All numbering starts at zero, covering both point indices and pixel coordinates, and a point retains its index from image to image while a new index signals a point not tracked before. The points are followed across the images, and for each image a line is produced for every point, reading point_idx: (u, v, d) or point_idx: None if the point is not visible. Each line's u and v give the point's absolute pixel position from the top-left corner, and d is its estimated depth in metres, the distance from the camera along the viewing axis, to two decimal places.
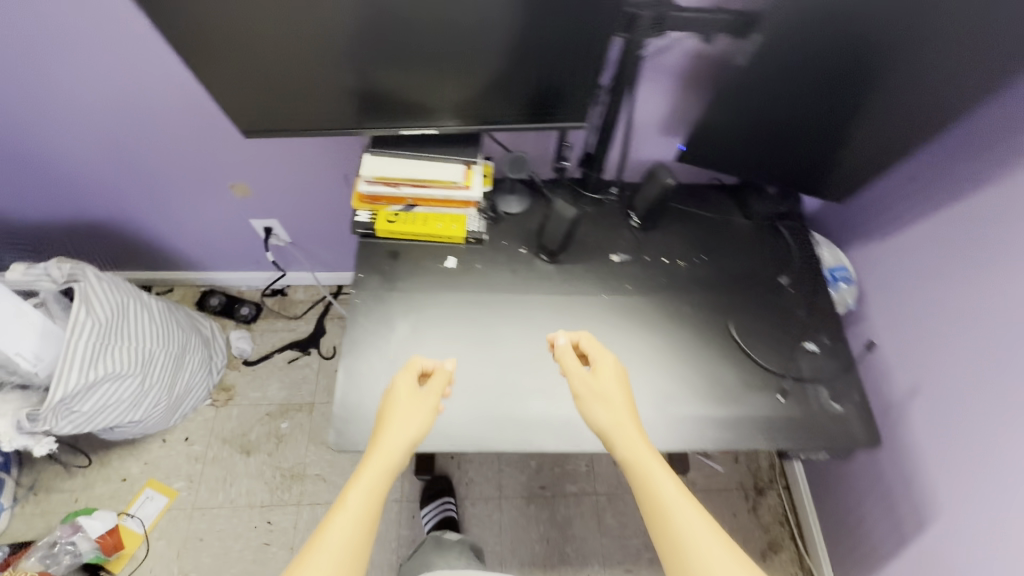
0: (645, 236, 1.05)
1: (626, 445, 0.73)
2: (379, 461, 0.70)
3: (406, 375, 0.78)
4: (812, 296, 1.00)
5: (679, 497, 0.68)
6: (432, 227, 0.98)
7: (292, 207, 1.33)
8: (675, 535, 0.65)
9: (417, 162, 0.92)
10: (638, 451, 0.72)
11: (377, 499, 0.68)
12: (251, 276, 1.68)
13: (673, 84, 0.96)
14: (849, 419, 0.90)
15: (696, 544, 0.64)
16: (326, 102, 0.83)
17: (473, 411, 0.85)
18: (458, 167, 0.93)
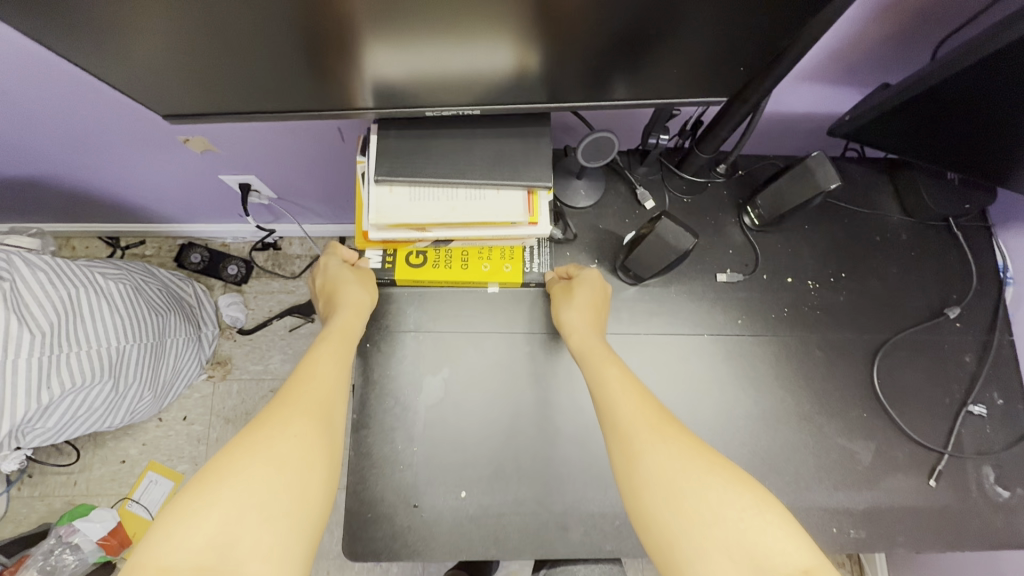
0: (763, 243, 0.75)
1: (573, 328, 0.64)
2: (336, 332, 0.64)
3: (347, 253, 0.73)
4: (989, 335, 0.73)
5: (629, 387, 0.57)
6: (476, 271, 0.70)
7: (271, 161, 1.03)
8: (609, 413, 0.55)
9: (450, 190, 0.65)
10: (582, 332, 0.64)
11: (331, 363, 0.61)
12: (236, 229, 1.40)
13: (864, 20, 0.60)
14: (1018, 509, 0.68)
15: (627, 415, 0.54)
16: (303, 48, 0.51)
17: (530, 507, 0.64)
18: (517, 196, 0.65)
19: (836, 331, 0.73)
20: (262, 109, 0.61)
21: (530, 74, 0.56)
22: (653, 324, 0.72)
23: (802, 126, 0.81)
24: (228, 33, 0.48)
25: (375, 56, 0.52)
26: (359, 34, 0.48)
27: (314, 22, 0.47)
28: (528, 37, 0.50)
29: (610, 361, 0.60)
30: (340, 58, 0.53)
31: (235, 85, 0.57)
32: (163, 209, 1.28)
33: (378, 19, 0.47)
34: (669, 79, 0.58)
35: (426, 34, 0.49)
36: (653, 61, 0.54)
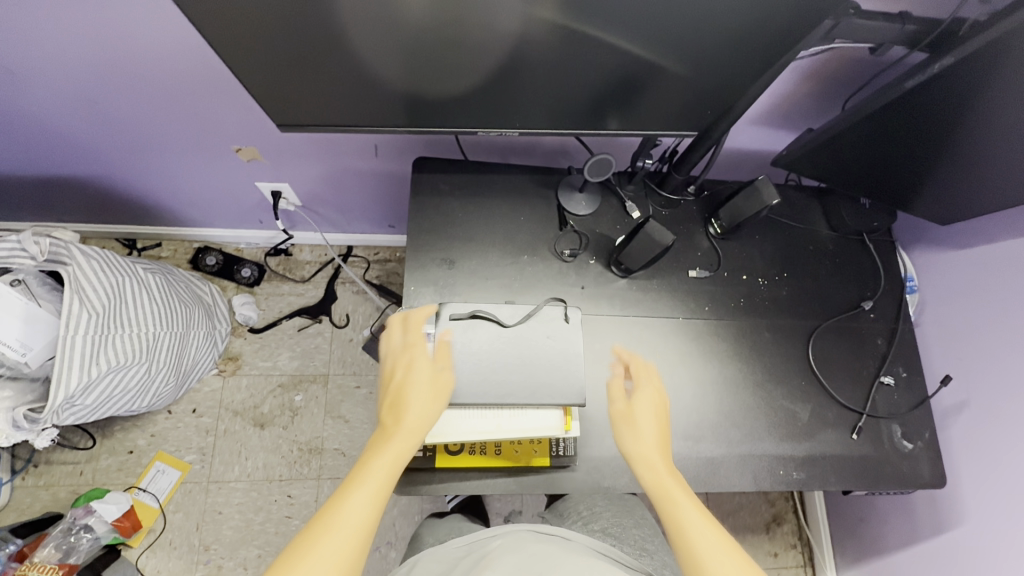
0: (724, 247, 0.94)
1: (636, 453, 0.66)
2: (390, 448, 0.63)
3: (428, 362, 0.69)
4: (894, 323, 0.94)
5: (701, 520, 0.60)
6: (509, 456, 0.79)
7: (307, 172, 1.18)
8: (694, 558, 0.58)
9: (497, 410, 0.75)
10: (650, 461, 0.65)
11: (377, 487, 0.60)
12: (252, 234, 1.52)
13: (797, 82, 0.82)
14: (919, 458, 0.88)
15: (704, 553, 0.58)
16: (388, 68, 0.69)
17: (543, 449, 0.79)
18: (553, 411, 0.76)
19: (780, 317, 0.92)
20: (346, 116, 0.78)
21: (556, 98, 0.76)
22: (640, 309, 0.89)
23: (752, 158, 1.03)
24: (345, 51, 0.65)
25: (446, 75, 0.70)
26: (444, 61, 0.67)
27: (416, 48, 0.65)
28: (562, 65, 0.69)
29: (680, 494, 0.63)
30: (421, 75, 0.70)
31: (330, 96, 0.74)
32: (189, 212, 1.39)
33: (461, 49, 0.66)
34: (652, 111, 0.78)
35: (487, 60, 0.68)
36: (647, 96, 0.75)
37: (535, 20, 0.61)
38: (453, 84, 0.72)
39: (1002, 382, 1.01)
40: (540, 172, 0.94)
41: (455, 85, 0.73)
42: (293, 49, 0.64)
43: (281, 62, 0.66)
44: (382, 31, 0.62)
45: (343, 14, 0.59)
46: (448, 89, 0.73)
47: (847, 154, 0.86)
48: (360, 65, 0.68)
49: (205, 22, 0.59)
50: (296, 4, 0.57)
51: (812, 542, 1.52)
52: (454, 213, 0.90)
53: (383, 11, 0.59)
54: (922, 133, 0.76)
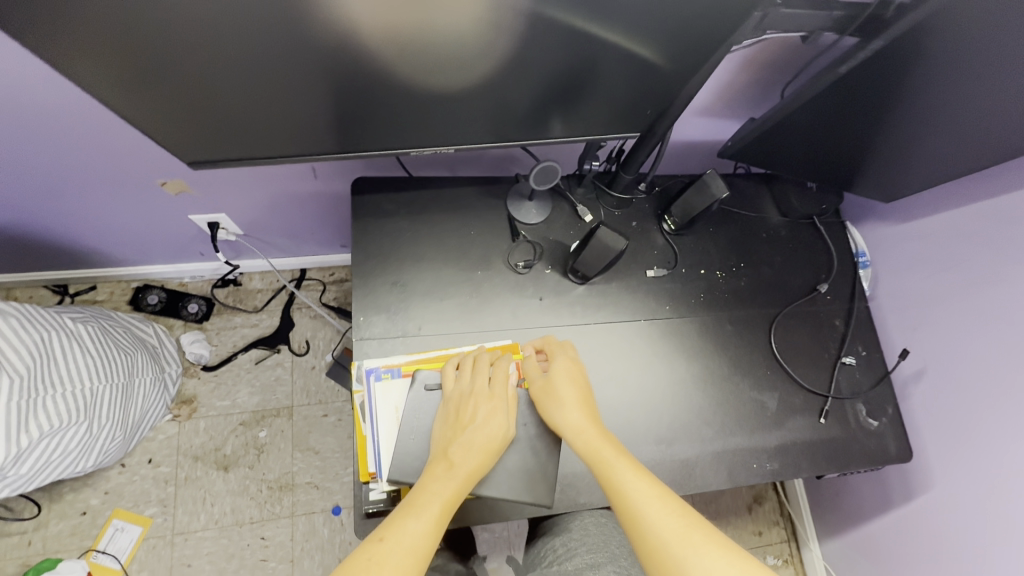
0: (679, 243, 0.93)
1: (568, 424, 0.67)
2: (452, 479, 0.59)
3: (502, 413, 0.64)
4: (850, 302, 0.95)
5: (643, 486, 0.59)
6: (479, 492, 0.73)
7: (243, 199, 1.11)
8: (646, 530, 0.56)
9: None
10: (585, 433, 0.65)
11: (435, 516, 0.55)
12: (195, 266, 1.43)
13: (735, 74, 0.82)
14: (885, 434, 0.89)
15: (654, 516, 0.56)
16: (302, 91, 0.64)
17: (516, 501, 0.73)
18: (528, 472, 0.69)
19: (740, 308, 0.92)
20: (271, 148, 0.74)
21: (492, 109, 0.73)
22: (600, 315, 0.87)
23: (700, 149, 1.02)
24: (257, 83, 0.61)
25: (369, 93, 0.66)
26: (366, 82, 0.64)
27: (335, 71, 0.61)
28: (493, 72, 0.65)
29: (622, 460, 0.62)
30: (344, 95, 0.66)
31: (249, 130, 0.69)
32: (122, 252, 1.30)
33: (382, 69, 0.62)
34: (592, 112, 0.76)
35: (409, 74, 0.64)
36: (584, 99, 0.73)
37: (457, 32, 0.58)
38: (380, 103, 0.68)
39: (954, 348, 1.05)
40: (487, 182, 0.91)
41: (384, 104, 0.69)
42: (200, 81, 0.59)
43: (186, 98, 0.61)
44: (291, 58, 0.58)
45: (247, 43, 0.55)
46: (377, 111, 0.70)
47: (791, 141, 0.86)
48: (277, 91, 0.63)
49: (85, 62, 0.53)
50: (191, 36, 0.52)
51: (793, 517, 1.55)
52: (400, 233, 0.85)
53: (289, 35, 0.55)
54: (859, 116, 0.76)
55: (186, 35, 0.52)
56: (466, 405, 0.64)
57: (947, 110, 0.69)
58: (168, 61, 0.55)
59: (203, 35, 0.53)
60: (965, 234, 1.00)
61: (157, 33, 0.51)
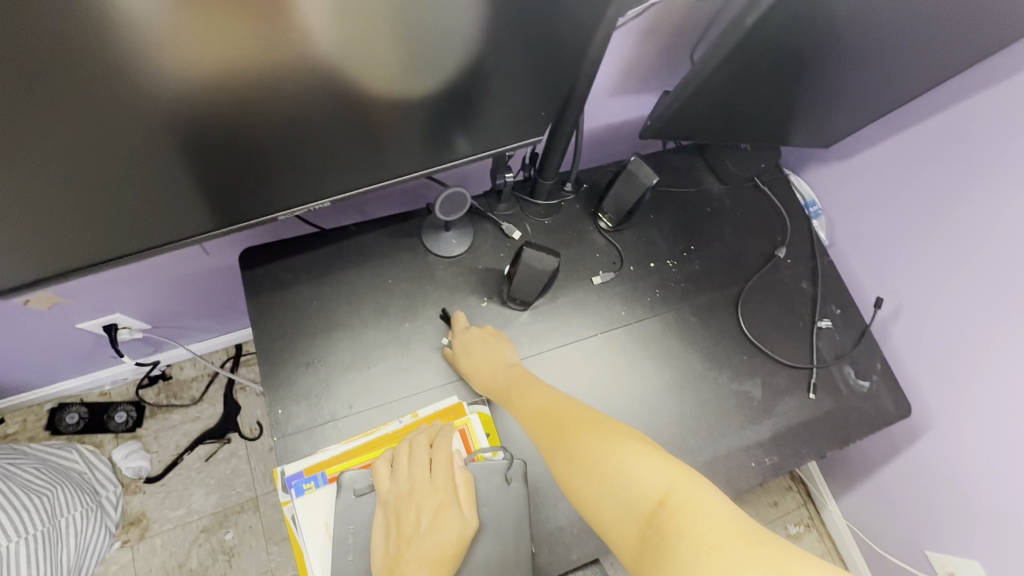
0: (621, 239, 0.85)
1: (484, 374, 0.68)
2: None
3: (450, 509, 0.54)
4: (812, 261, 0.89)
5: (532, 402, 0.62)
6: None
7: (133, 292, 0.97)
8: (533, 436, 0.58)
9: None
10: (493, 379, 0.67)
11: None
12: (113, 372, 1.27)
13: (635, 44, 0.74)
14: (879, 393, 0.83)
15: (538, 428, 0.58)
16: (136, 167, 0.52)
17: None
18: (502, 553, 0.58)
19: (701, 296, 0.84)
20: (107, 245, 0.59)
21: (385, 140, 0.63)
22: (553, 340, 0.78)
23: (623, 133, 0.94)
24: (50, 152, 0.46)
25: (227, 152, 0.55)
26: (206, 125, 0.51)
27: (162, 121, 0.48)
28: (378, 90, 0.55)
29: (518, 390, 0.64)
30: (195, 160, 0.54)
31: (83, 228, 0.55)
32: (17, 377, 1.14)
33: (222, 102, 0.49)
34: (495, 118, 0.67)
35: (274, 116, 0.53)
36: (484, 107, 0.64)
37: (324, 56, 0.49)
38: (244, 160, 0.57)
39: (928, 277, 0.99)
40: (396, 221, 0.80)
41: (248, 162, 0.57)
42: None
43: None
44: (87, 107, 0.44)
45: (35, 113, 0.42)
46: (246, 170, 0.58)
47: (713, 106, 0.78)
48: (100, 176, 0.51)
49: None
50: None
51: (805, 478, 1.49)
52: (307, 302, 0.74)
53: (77, 69, 0.41)
54: (780, 62, 0.69)
55: None
56: (408, 508, 0.54)
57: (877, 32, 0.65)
58: None
59: None
60: (914, 159, 0.94)
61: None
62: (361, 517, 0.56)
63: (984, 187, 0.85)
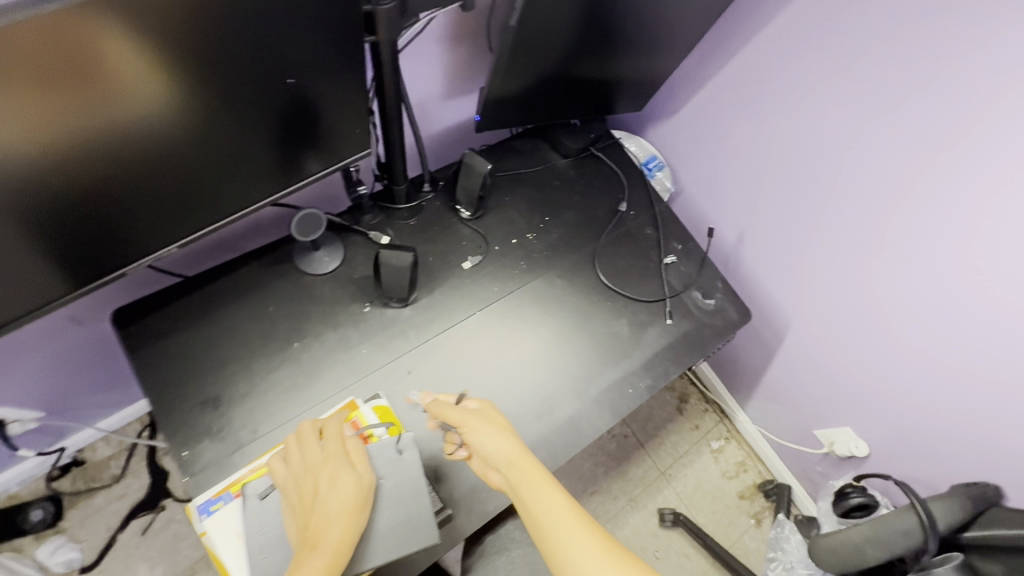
0: (482, 224, 0.94)
1: (498, 454, 0.65)
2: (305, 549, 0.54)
3: (346, 468, 0.60)
4: (651, 208, 1.03)
5: (562, 505, 0.61)
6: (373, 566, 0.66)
7: (13, 381, 0.94)
8: (553, 543, 0.59)
9: None
10: (512, 460, 0.64)
11: None
12: (17, 471, 1.21)
13: (443, 51, 0.83)
14: (724, 306, 0.97)
15: (568, 544, 0.58)
16: None
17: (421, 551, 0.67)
18: None
19: (562, 259, 0.95)
20: None
21: (223, 173, 0.68)
22: (437, 326, 0.85)
23: (468, 130, 1.03)
24: None
25: (67, 208, 0.58)
26: (43, 194, 0.55)
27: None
28: (198, 122, 0.61)
29: (547, 483, 0.63)
30: (35, 223, 0.57)
31: None
32: None
33: (55, 170, 0.54)
34: (326, 135, 0.74)
35: (103, 163, 0.57)
36: (311, 125, 0.71)
37: (133, 95, 0.54)
38: (87, 213, 0.60)
39: (755, 205, 1.10)
40: (265, 252, 0.84)
41: (94, 213, 0.61)
42: None
43: None
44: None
45: None
46: (92, 222, 0.61)
47: (526, 93, 0.89)
48: None
49: None
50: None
51: (718, 399, 1.58)
52: (191, 345, 0.77)
53: None
54: (560, 44, 0.81)
55: None
56: (308, 484, 0.59)
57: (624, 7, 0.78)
58: None
59: None
60: None
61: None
62: (272, 516, 0.61)
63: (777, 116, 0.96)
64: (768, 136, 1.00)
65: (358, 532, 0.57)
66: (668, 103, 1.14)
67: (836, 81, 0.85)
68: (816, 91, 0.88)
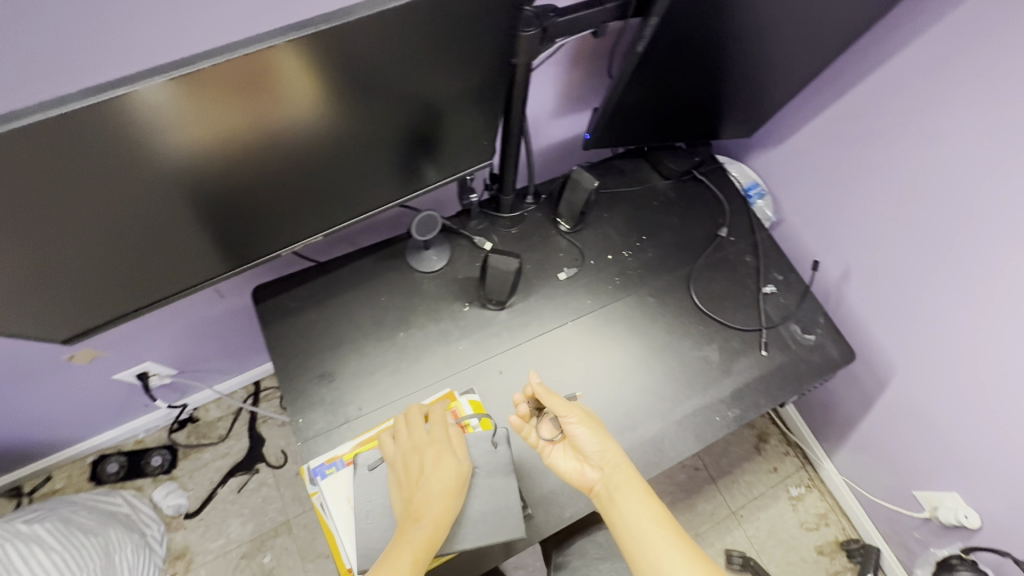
0: (580, 238, 0.97)
1: (599, 455, 0.69)
2: (410, 520, 0.61)
3: (448, 454, 0.66)
4: (752, 236, 1.01)
5: (654, 511, 0.66)
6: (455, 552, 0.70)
7: (160, 340, 1.09)
8: (641, 541, 0.64)
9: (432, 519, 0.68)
10: (611, 462, 0.69)
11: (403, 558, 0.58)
12: (147, 419, 1.39)
13: (563, 72, 0.88)
14: (825, 343, 0.93)
15: (656, 544, 0.64)
16: (171, 225, 0.65)
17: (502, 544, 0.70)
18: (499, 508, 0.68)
19: (656, 279, 0.95)
20: (146, 292, 0.71)
21: (361, 179, 0.76)
22: (530, 331, 0.89)
23: (573, 146, 1.07)
24: (103, 216, 0.58)
25: (239, 201, 0.68)
26: (216, 189, 0.64)
27: (188, 184, 0.61)
28: (350, 137, 0.68)
29: (642, 489, 0.67)
30: (214, 213, 0.67)
31: (127, 279, 0.68)
32: (63, 433, 1.26)
33: (228, 170, 0.63)
34: (451, 149, 0.80)
35: (272, 167, 0.66)
36: (440, 141, 0.77)
37: (305, 114, 0.62)
38: (252, 207, 0.70)
39: (867, 242, 1.04)
40: (381, 247, 0.92)
41: (258, 207, 0.70)
42: (60, 250, 0.59)
43: (46, 275, 0.61)
44: (124, 187, 0.57)
45: (99, 190, 0.56)
46: (255, 215, 0.71)
47: (637, 115, 0.91)
48: (145, 234, 0.64)
49: None
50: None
51: (801, 443, 1.49)
52: (313, 324, 0.86)
53: (122, 153, 0.54)
54: (682, 69, 0.83)
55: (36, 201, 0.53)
56: (413, 462, 0.66)
57: (748, 36, 0.78)
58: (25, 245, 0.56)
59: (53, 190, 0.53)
60: None
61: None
62: (378, 486, 0.68)
63: (901, 156, 0.91)
64: (888, 175, 0.94)
65: (454, 512, 0.63)
66: (776, 131, 1.11)
67: (979, 123, 0.79)
68: (952, 133, 0.82)
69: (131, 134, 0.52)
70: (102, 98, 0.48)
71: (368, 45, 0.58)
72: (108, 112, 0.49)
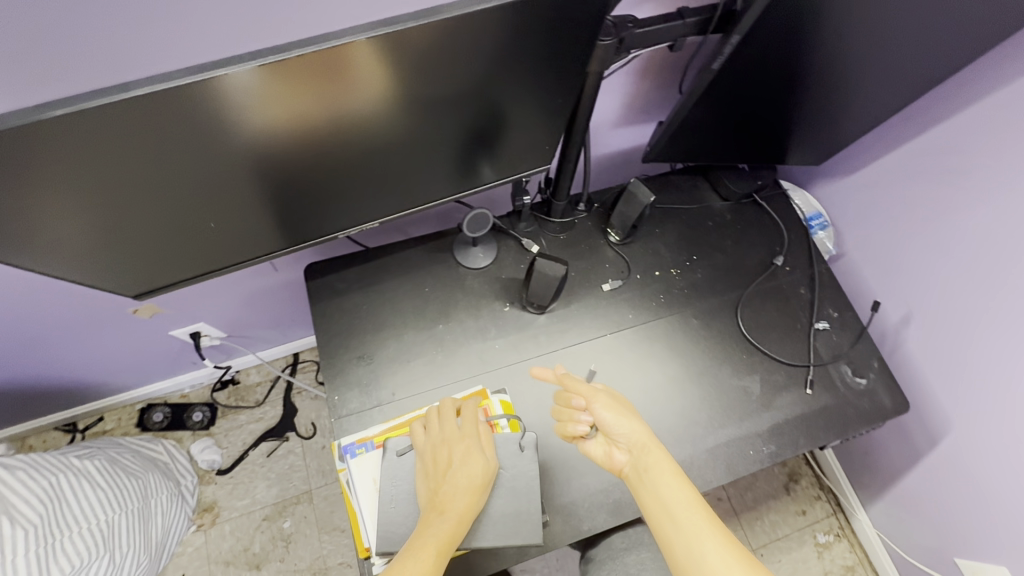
0: (629, 251, 0.96)
1: (626, 436, 0.70)
2: (434, 512, 0.62)
3: (476, 451, 0.67)
4: (809, 268, 0.97)
5: (683, 491, 0.65)
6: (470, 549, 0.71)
7: (214, 303, 1.15)
8: (669, 520, 0.64)
9: None
10: (639, 444, 0.69)
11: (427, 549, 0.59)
12: (193, 376, 1.47)
13: (631, 83, 0.87)
14: (877, 390, 0.88)
15: (684, 524, 0.63)
16: (242, 199, 0.68)
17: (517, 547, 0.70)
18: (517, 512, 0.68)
19: (702, 301, 0.93)
20: (211, 259, 0.75)
21: (420, 172, 0.78)
22: (568, 338, 0.88)
23: (631, 158, 1.06)
24: (184, 186, 0.62)
25: (306, 183, 0.71)
26: (284, 169, 0.67)
27: (263, 163, 0.64)
28: (417, 129, 0.70)
29: (672, 470, 0.67)
30: (282, 192, 0.70)
31: (197, 246, 0.72)
32: (119, 379, 1.34)
33: (300, 152, 0.66)
34: (510, 151, 0.81)
35: (340, 153, 0.69)
36: (501, 142, 0.78)
37: (376, 105, 0.64)
38: (316, 189, 0.73)
39: (933, 288, 0.98)
40: (430, 239, 0.94)
41: (322, 190, 0.73)
42: (142, 213, 0.63)
43: (127, 234, 0.65)
44: (206, 161, 0.61)
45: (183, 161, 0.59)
46: (318, 196, 0.74)
47: (702, 132, 0.89)
48: (217, 206, 0.67)
49: (41, 228, 0.58)
50: (80, 160, 0.53)
51: (835, 489, 1.42)
52: (357, 306, 0.89)
53: (208, 131, 0.57)
54: (758, 90, 0.80)
55: (128, 167, 0.57)
56: (441, 455, 0.67)
57: (832, 61, 0.75)
58: (114, 206, 0.60)
59: (145, 159, 0.56)
60: None
61: (37, 163, 0.51)
62: (404, 473, 0.69)
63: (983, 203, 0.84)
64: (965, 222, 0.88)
65: (476, 509, 0.65)
66: (846, 162, 1.06)
67: None
68: None
69: (218, 113, 0.55)
70: (195, 80, 0.51)
71: (443, 45, 0.59)
72: (198, 92, 0.52)
